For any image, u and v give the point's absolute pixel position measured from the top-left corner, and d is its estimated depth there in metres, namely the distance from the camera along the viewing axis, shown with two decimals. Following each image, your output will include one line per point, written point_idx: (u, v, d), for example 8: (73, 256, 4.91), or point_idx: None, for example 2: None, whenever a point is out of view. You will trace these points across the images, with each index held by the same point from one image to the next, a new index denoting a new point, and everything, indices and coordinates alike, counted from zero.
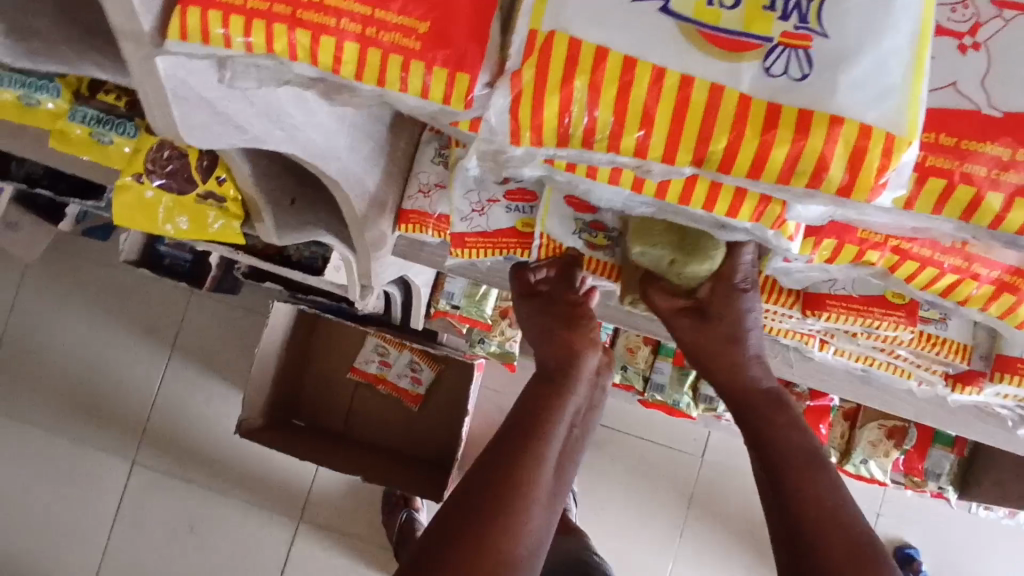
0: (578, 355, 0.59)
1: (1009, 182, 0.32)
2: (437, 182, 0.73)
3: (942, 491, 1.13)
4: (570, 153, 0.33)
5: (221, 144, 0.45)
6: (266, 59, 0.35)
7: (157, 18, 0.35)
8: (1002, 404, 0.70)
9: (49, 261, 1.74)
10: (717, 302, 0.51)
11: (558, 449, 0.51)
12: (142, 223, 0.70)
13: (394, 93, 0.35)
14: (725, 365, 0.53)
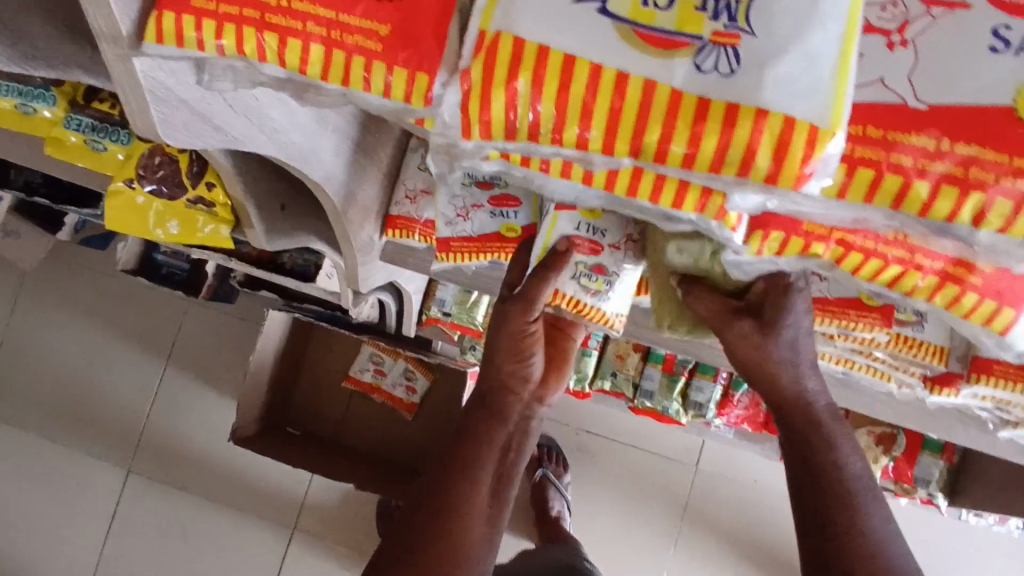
0: (511, 385, 0.60)
1: (936, 171, 0.32)
2: (422, 187, 0.75)
3: (932, 497, 1.13)
4: (517, 146, 0.35)
5: (200, 141, 0.47)
6: (235, 60, 0.37)
7: (135, 23, 0.37)
8: (982, 408, 0.70)
9: (48, 269, 1.76)
10: (776, 306, 0.49)
11: (492, 480, 0.55)
12: (133, 227, 0.71)
13: (358, 92, 0.36)
14: (777, 374, 0.50)
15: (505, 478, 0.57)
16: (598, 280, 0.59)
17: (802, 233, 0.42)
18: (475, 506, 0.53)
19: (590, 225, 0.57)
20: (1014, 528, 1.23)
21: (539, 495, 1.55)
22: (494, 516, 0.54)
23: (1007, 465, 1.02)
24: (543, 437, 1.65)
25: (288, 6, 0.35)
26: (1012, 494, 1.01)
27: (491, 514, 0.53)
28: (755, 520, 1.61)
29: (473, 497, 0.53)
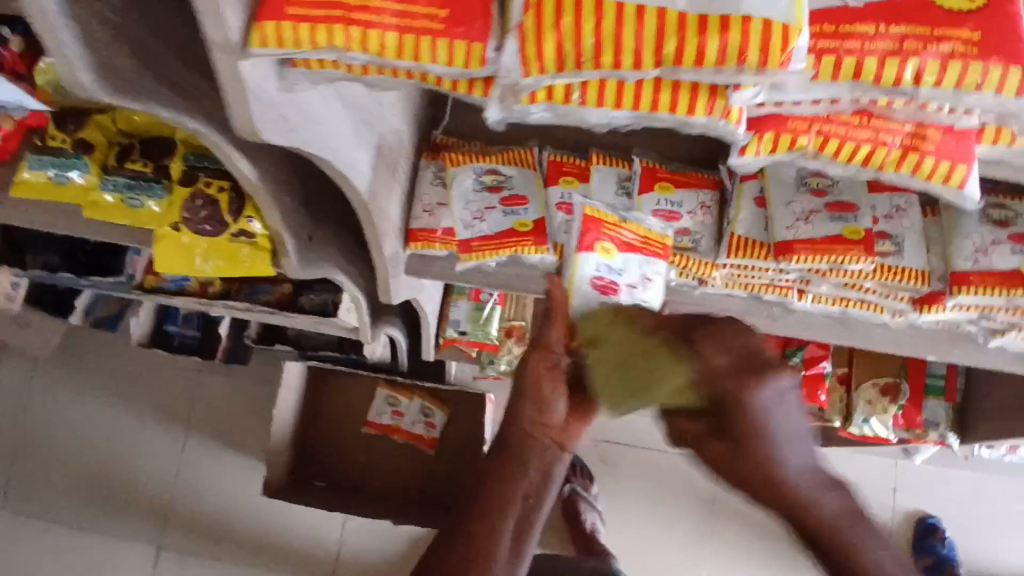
0: (531, 435, 0.58)
1: (878, 48, 0.45)
2: (439, 201, 0.83)
3: (945, 438, 1.20)
4: (566, 78, 0.46)
5: (283, 144, 0.48)
6: (326, 53, 0.45)
7: (242, 30, 0.42)
8: (970, 321, 0.78)
9: (58, 358, 1.79)
10: (740, 422, 0.48)
11: (511, 530, 0.57)
12: (181, 267, 0.78)
13: (426, 64, 0.46)
14: (775, 488, 0.47)
15: (525, 527, 0.57)
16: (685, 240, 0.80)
17: (791, 130, 0.52)
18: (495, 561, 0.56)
19: (608, 266, 0.67)
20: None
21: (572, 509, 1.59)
22: (510, 563, 0.57)
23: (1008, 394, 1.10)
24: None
25: (366, 4, 0.45)
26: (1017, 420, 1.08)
27: (510, 562, 0.57)
28: None
29: (493, 552, 0.56)
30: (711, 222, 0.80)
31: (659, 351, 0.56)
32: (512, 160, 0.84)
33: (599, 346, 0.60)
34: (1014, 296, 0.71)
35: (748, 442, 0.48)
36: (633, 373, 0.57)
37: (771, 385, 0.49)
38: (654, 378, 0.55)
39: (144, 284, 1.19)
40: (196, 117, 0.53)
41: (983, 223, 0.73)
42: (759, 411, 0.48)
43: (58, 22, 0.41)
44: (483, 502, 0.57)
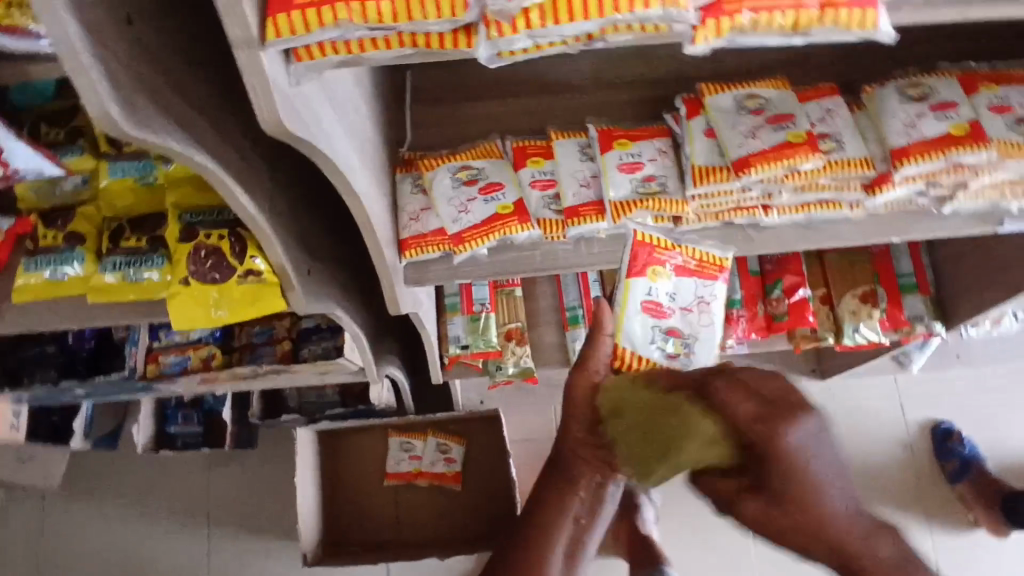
0: (578, 460, 0.64)
1: None
2: (422, 206, 0.89)
3: (932, 329, 1.28)
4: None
5: (301, 138, 0.51)
6: (334, 32, 0.46)
7: (258, 23, 0.44)
8: (919, 194, 0.87)
9: (62, 489, 1.74)
10: (773, 473, 0.45)
11: (561, 552, 0.64)
12: (195, 318, 0.82)
13: (419, 22, 0.46)
14: (824, 549, 0.44)
15: (581, 556, 0.74)
16: (651, 186, 0.87)
17: (728, 11, 0.51)
18: None
19: (658, 289, 0.72)
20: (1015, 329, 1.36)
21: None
22: None
23: (977, 270, 1.20)
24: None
25: None
26: (989, 291, 1.18)
27: None
28: None
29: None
30: (672, 164, 0.88)
31: (683, 409, 0.55)
32: (480, 155, 0.91)
33: (620, 414, 0.62)
34: (952, 154, 0.80)
35: (784, 492, 0.45)
36: (650, 437, 0.58)
37: (797, 447, 0.44)
38: (675, 433, 0.55)
39: (147, 374, 1.20)
40: (199, 149, 0.60)
41: (905, 101, 0.83)
42: (797, 456, 0.44)
43: (87, 61, 0.48)
44: (540, 534, 0.73)
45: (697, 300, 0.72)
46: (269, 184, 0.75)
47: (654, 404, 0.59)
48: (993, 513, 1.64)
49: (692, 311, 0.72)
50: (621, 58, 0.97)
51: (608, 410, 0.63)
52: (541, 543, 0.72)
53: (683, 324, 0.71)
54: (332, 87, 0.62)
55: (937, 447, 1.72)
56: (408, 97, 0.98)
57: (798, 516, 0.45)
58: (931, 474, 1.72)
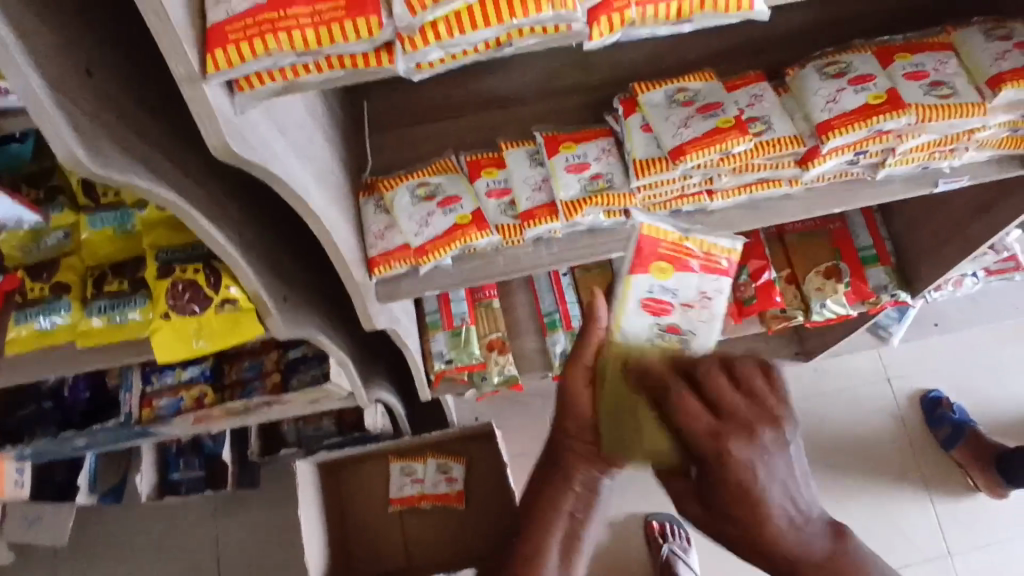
0: (574, 460, 0.75)
1: None
2: (386, 225, 0.93)
3: (896, 297, 1.33)
4: (444, 7, 0.48)
5: (249, 161, 0.56)
6: (267, 60, 0.51)
7: (199, 59, 0.50)
8: (851, 164, 0.93)
9: (71, 549, 1.75)
10: (711, 485, 0.59)
11: (559, 537, 0.76)
12: (178, 350, 0.86)
13: (341, 43, 0.50)
14: (759, 538, 0.58)
15: (577, 543, 0.76)
16: (599, 183, 0.92)
17: (616, 8, 0.51)
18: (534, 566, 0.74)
19: (664, 286, 0.69)
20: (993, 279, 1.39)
21: (671, 573, 1.64)
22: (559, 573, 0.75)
23: (931, 233, 1.25)
24: (654, 512, 1.75)
25: (286, 14, 0.51)
26: (945, 252, 1.23)
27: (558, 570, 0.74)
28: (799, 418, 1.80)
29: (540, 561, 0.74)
30: (616, 161, 0.93)
31: (648, 416, 0.67)
32: (436, 171, 0.96)
33: (618, 376, 0.70)
34: (873, 123, 0.85)
35: (731, 497, 0.58)
36: (623, 417, 0.71)
37: (732, 454, 0.57)
38: (634, 442, 0.69)
39: (141, 418, 1.23)
40: (161, 184, 0.65)
41: (824, 79, 0.89)
42: (744, 472, 0.57)
43: (51, 109, 0.54)
44: (538, 517, 0.77)
45: (700, 296, 0.69)
46: (235, 216, 0.80)
47: (633, 397, 0.69)
48: (989, 472, 1.64)
49: (693, 307, 0.69)
50: (561, 66, 1.03)
51: (613, 371, 0.71)
52: (539, 523, 0.77)
53: (683, 321, 0.69)
54: (280, 115, 0.67)
55: (929, 416, 1.74)
56: (366, 125, 1.05)
57: (750, 524, 0.58)
58: (925, 443, 1.74)
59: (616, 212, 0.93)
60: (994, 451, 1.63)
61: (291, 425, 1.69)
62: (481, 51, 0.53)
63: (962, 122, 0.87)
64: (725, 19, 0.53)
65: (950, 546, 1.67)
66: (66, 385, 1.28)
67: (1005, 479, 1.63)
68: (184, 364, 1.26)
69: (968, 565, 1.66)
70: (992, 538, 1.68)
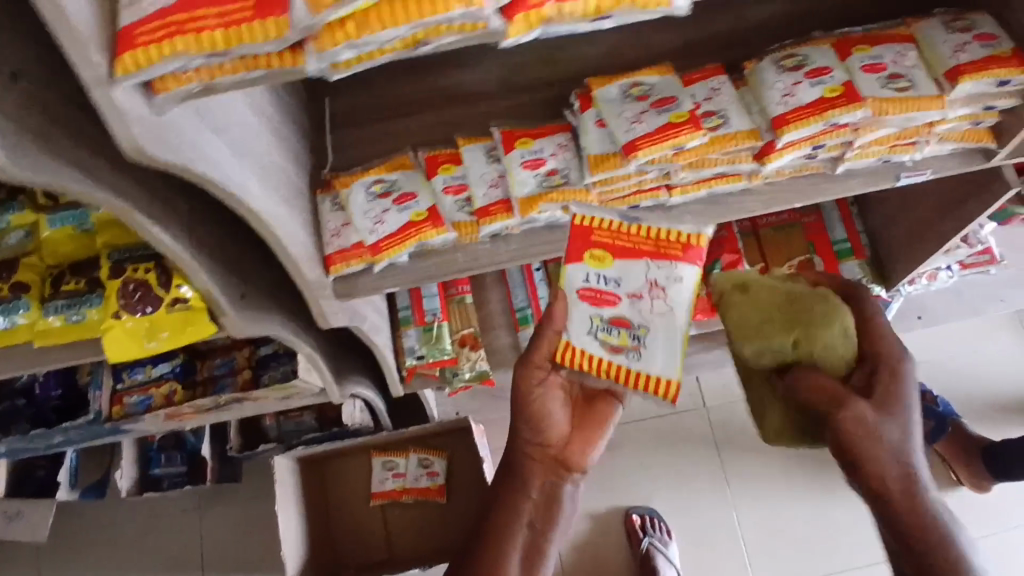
0: (531, 468, 0.85)
1: None
2: (342, 222, 0.92)
3: (872, 292, 1.32)
4: (348, 7, 0.46)
5: (170, 161, 0.56)
6: (178, 61, 0.51)
7: (106, 60, 0.49)
8: (811, 158, 0.92)
9: (56, 544, 1.77)
10: (882, 384, 0.71)
11: (521, 537, 0.86)
12: (130, 350, 0.87)
13: (248, 44, 0.50)
14: (889, 457, 0.68)
15: (537, 549, 0.86)
16: (556, 179, 0.92)
17: (532, 6, 0.51)
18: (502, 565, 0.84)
19: (606, 276, 0.75)
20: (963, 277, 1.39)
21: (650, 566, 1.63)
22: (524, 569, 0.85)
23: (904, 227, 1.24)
24: (635, 508, 1.75)
25: (195, 16, 0.50)
26: (919, 245, 1.22)
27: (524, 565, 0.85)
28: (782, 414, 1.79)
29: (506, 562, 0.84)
30: (572, 155, 0.92)
31: (814, 296, 0.76)
32: (393, 168, 0.96)
33: (749, 290, 0.79)
34: (829, 116, 0.84)
35: (889, 394, 0.71)
36: (784, 313, 0.76)
37: (900, 359, 0.73)
38: (819, 316, 0.74)
39: (113, 415, 1.24)
40: (95, 185, 0.65)
41: (780, 72, 0.88)
42: (905, 385, 0.72)
43: None
44: (500, 520, 0.86)
45: (650, 285, 0.74)
46: (184, 216, 0.80)
47: (793, 294, 0.77)
48: (975, 468, 1.61)
49: (642, 298, 0.74)
50: (523, 63, 1.02)
51: (739, 290, 0.80)
52: (499, 525, 0.86)
53: (632, 313, 0.74)
54: (215, 113, 0.66)
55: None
56: (327, 122, 1.02)
57: (884, 429, 0.69)
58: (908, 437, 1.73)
59: (572, 207, 0.93)
60: (978, 446, 1.61)
61: (272, 421, 1.69)
62: (399, 48, 0.52)
63: (921, 115, 0.86)
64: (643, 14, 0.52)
65: None
66: (39, 383, 1.29)
67: (990, 475, 1.60)
68: (154, 361, 1.26)
69: None
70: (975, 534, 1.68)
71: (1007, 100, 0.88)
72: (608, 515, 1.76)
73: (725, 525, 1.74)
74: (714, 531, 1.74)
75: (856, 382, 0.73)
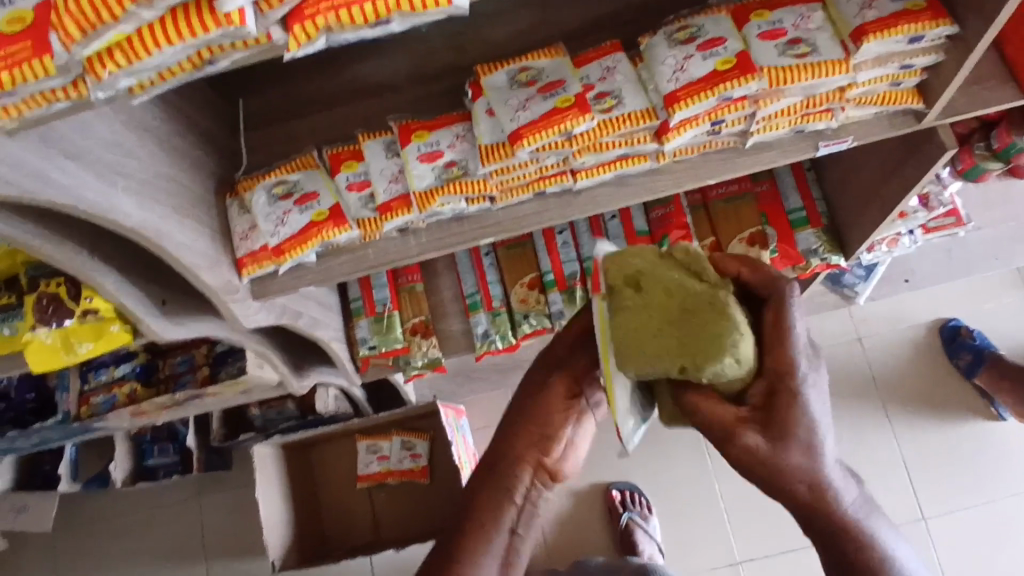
0: (517, 466, 0.68)
1: None
2: (249, 226, 0.93)
3: (829, 261, 1.27)
4: (95, 41, 0.48)
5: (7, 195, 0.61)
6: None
7: None
8: (715, 134, 0.88)
9: (70, 528, 1.90)
10: (782, 406, 0.54)
11: (498, 550, 0.66)
12: (50, 360, 0.92)
13: (31, 82, 0.51)
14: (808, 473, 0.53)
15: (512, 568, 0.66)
16: (454, 170, 0.90)
17: (307, 17, 0.50)
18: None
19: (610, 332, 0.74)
20: (924, 237, 1.35)
21: (629, 540, 1.64)
22: None
23: (861, 188, 1.18)
24: (614, 484, 1.75)
25: None
26: (873, 209, 1.16)
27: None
28: None
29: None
30: (471, 145, 0.91)
31: (717, 298, 0.61)
32: (295, 168, 0.96)
33: (639, 288, 0.64)
34: (721, 91, 0.81)
35: (783, 418, 0.54)
36: (680, 325, 0.62)
37: (801, 367, 0.55)
38: (710, 336, 0.60)
39: (80, 415, 1.30)
40: None
41: (673, 46, 0.84)
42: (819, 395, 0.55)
43: None
44: (472, 526, 0.66)
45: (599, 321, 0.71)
46: (82, 233, 0.82)
47: (685, 293, 0.63)
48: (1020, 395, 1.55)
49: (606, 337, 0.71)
50: (430, 48, 0.98)
51: (624, 283, 0.65)
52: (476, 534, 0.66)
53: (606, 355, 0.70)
54: (71, 139, 0.68)
55: (948, 346, 1.70)
56: (240, 124, 1.02)
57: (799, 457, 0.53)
58: (923, 392, 1.70)
59: (472, 197, 0.91)
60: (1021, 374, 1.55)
61: (257, 411, 1.72)
62: (188, 68, 0.54)
63: (824, 82, 0.82)
64: (426, 15, 0.51)
65: (922, 511, 1.64)
66: (16, 385, 1.37)
67: None
68: (116, 363, 1.31)
69: (941, 531, 1.63)
70: (964, 502, 1.64)
71: (926, 58, 0.81)
72: (590, 490, 1.77)
73: (707, 497, 1.73)
74: (696, 503, 1.74)
75: (755, 402, 0.57)
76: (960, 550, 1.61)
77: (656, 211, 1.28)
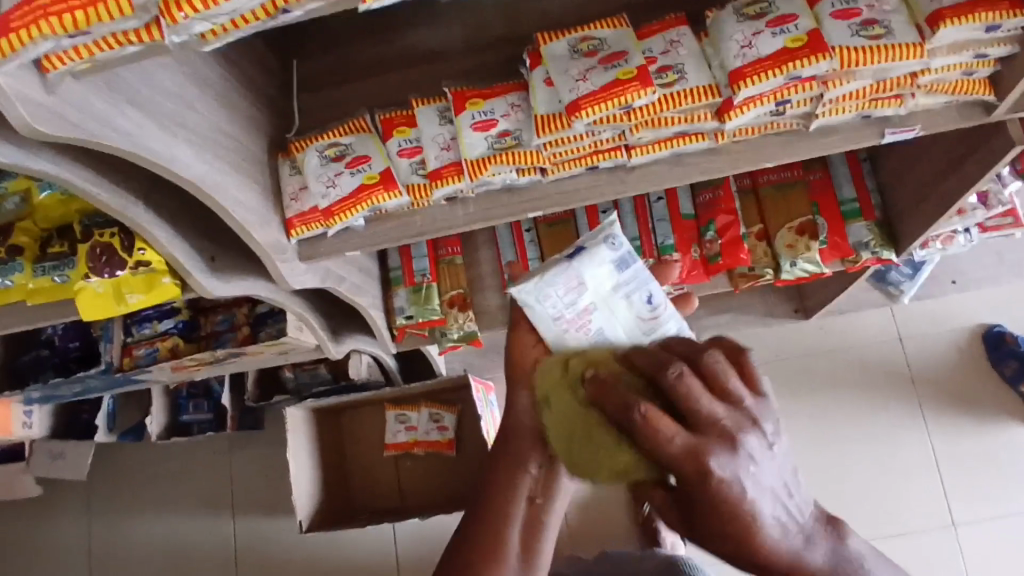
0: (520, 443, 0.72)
1: None
2: (300, 186, 0.93)
3: (880, 256, 1.23)
4: None
5: (69, 136, 0.61)
6: (47, 43, 0.54)
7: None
8: (779, 114, 0.85)
9: (105, 477, 1.96)
10: (698, 507, 0.53)
11: (519, 515, 0.71)
12: (101, 310, 0.95)
13: (106, 22, 0.54)
14: (750, 551, 0.53)
15: (537, 526, 0.71)
16: (508, 140, 0.89)
17: None
18: (502, 539, 0.70)
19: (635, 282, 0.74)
20: (980, 236, 1.31)
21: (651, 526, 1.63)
22: (525, 548, 0.71)
23: (920, 180, 1.13)
24: None
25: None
26: (931, 203, 1.12)
27: (524, 543, 0.71)
28: (801, 380, 1.70)
29: (501, 540, 0.70)
30: (527, 114, 0.90)
31: (593, 417, 0.63)
32: (348, 131, 0.96)
33: (551, 402, 0.68)
34: (789, 69, 0.78)
35: (706, 518, 0.53)
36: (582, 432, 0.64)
37: (716, 472, 0.51)
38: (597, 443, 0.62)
39: (123, 366, 1.33)
40: (39, 154, 0.70)
41: (741, 21, 0.82)
42: (730, 489, 0.52)
43: None
44: (493, 495, 0.72)
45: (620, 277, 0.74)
46: (138, 183, 0.83)
47: (579, 413, 0.65)
48: None
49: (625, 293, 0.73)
50: (488, 16, 0.97)
51: (543, 395, 0.69)
52: (495, 510, 0.71)
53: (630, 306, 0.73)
54: (136, 88, 0.68)
55: (992, 353, 1.64)
56: (294, 84, 1.02)
57: (731, 536, 0.53)
58: (961, 398, 1.65)
59: (524, 167, 0.90)
60: None
61: (291, 373, 1.72)
62: (262, 17, 0.56)
63: (897, 65, 0.79)
64: None
65: (953, 517, 1.61)
66: (64, 333, 1.40)
67: None
68: (159, 318, 1.33)
69: (972, 538, 1.59)
70: (998, 511, 1.60)
71: (1000, 48, 0.78)
72: None
73: None
74: None
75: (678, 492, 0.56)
76: (988, 558, 1.58)
77: (704, 194, 1.26)
